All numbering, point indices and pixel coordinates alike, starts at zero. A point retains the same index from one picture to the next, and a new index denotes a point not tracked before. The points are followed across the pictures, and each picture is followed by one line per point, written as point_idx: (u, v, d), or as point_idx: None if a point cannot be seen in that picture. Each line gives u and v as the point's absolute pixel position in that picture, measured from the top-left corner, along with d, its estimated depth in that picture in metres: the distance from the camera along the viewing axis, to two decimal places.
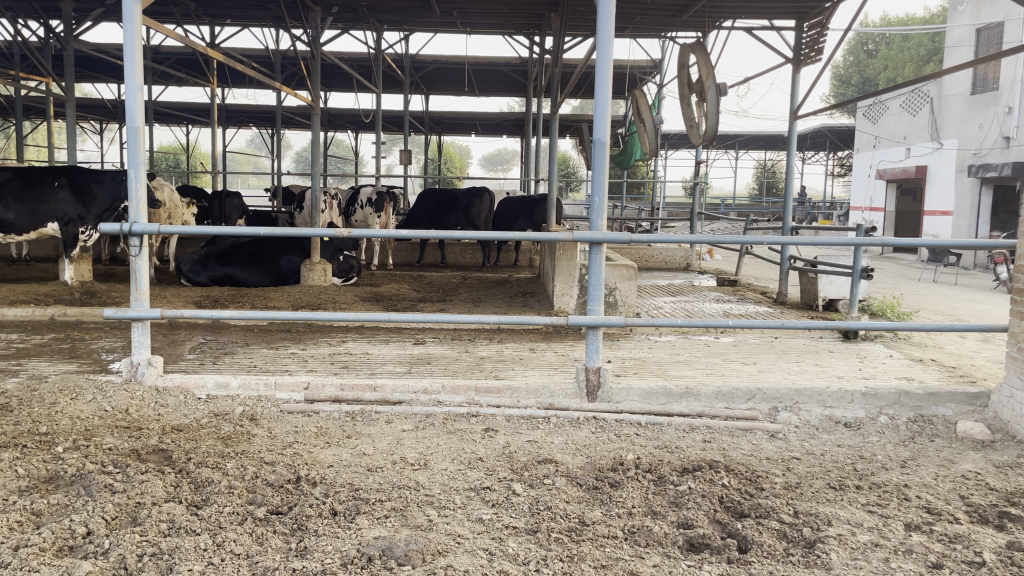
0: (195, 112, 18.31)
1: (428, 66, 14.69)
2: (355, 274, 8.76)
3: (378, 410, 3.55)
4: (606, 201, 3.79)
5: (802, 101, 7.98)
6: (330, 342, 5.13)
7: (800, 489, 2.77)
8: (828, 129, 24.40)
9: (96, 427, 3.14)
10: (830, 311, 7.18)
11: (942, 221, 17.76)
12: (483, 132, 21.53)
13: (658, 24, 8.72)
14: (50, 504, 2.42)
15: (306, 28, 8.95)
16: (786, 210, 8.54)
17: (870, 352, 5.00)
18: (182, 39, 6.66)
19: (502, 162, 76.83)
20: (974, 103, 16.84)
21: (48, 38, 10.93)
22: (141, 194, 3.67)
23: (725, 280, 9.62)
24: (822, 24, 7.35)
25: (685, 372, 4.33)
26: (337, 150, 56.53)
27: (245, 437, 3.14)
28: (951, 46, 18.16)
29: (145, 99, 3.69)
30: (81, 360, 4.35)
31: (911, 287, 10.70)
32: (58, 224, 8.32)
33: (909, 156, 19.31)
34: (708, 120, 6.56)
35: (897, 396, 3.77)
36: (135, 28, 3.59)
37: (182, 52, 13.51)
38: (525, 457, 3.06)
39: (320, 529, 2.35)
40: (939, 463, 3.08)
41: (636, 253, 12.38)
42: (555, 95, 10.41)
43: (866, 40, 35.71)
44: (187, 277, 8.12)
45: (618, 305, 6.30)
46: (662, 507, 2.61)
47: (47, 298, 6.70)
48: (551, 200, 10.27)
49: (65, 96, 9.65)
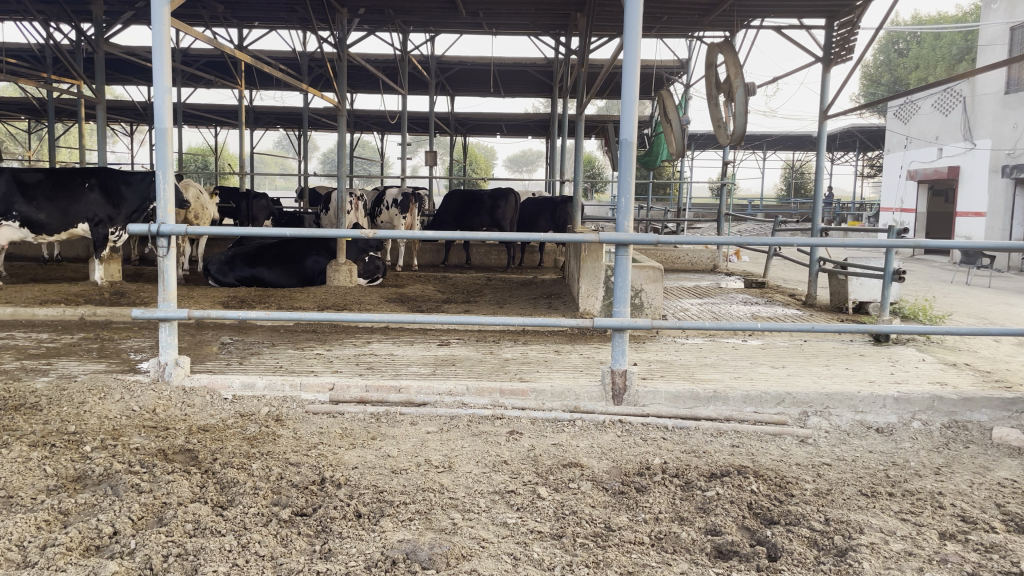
0: (223, 114, 18.55)
1: (453, 68, 14.72)
2: (380, 275, 8.85)
3: (403, 412, 3.55)
4: (633, 202, 3.75)
5: (832, 101, 7.84)
6: (355, 343, 5.16)
7: (831, 496, 2.71)
8: (858, 129, 23.99)
9: (124, 426, 3.18)
10: (860, 314, 7.03)
11: (975, 222, 17.36)
12: (508, 133, 21.56)
13: (685, 23, 8.64)
14: (78, 503, 2.45)
15: (332, 30, 9.01)
16: (816, 210, 8.39)
17: (903, 356, 4.90)
18: (211, 42, 6.74)
19: (527, 163, 76.84)
20: (1009, 102, 16.44)
21: (81, 42, 11.13)
22: (169, 196, 3.72)
23: (752, 282, 9.50)
24: (853, 23, 7.23)
25: (713, 375, 4.28)
26: (363, 151, 56.93)
27: (271, 438, 3.16)
28: (984, 45, 17.74)
29: (174, 102, 3.73)
30: (109, 359, 4.41)
31: (944, 290, 10.47)
32: (89, 225, 8.48)
33: (941, 156, 18.93)
34: (737, 120, 6.47)
35: (930, 401, 3.67)
36: (164, 31, 3.63)
37: (210, 55, 13.69)
38: (550, 460, 3.04)
39: (344, 532, 2.35)
40: (975, 471, 2.99)
41: (662, 255, 12.29)
42: (581, 96, 10.34)
43: (897, 39, 35.08)
44: (215, 278, 8.20)
45: (645, 307, 6.25)
46: (689, 513, 2.57)
47: (78, 298, 6.81)
48: (576, 201, 10.21)
49: (96, 98, 9.81)
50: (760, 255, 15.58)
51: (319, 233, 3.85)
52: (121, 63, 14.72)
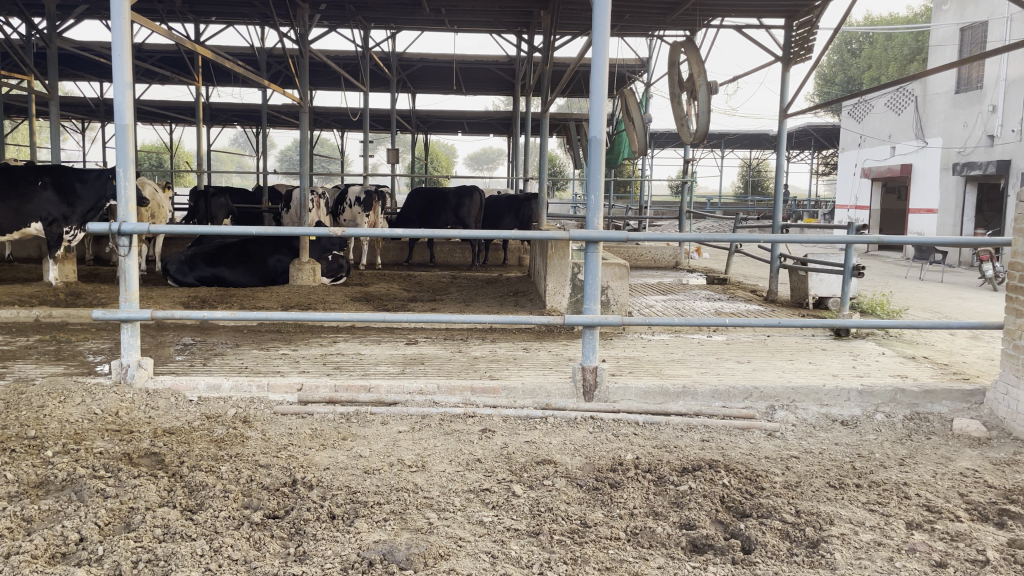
0: (178, 110, 18.07)
1: (416, 64, 14.61)
2: (344, 274, 8.70)
3: (373, 411, 3.51)
4: (603, 200, 3.76)
5: (791, 100, 8.00)
6: (322, 343, 5.08)
7: (800, 488, 2.76)
8: (813, 128, 24.55)
9: (85, 430, 3.07)
10: (821, 309, 7.21)
11: (928, 219, 17.91)
12: (471, 130, 21.48)
13: (648, 22, 8.72)
14: (42, 509, 2.35)
15: (293, 26, 8.85)
16: (776, 208, 8.54)
17: (863, 350, 5.04)
18: (169, 36, 6.56)
19: (489, 161, 76.77)
20: (959, 101, 17.01)
21: (29, 35, 10.73)
22: (131, 194, 3.60)
23: (714, 278, 9.62)
24: (812, 23, 7.39)
25: (681, 370, 4.33)
26: (322, 150, 56.22)
27: (238, 440, 3.08)
28: (935, 46, 18.33)
29: (135, 98, 3.62)
30: (67, 362, 4.26)
31: (899, 285, 10.79)
32: (41, 224, 8.18)
33: (894, 155, 19.50)
34: (700, 119, 6.54)
35: (893, 393, 3.78)
36: (124, 25, 3.51)
37: (166, 50, 13.33)
38: (524, 458, 3.03)
39: (318, 534, 2.31)
40: (937, 461, 3.08)
41: (625, 252, 12.38)
42: (545, 94, 10.30)
43: (849, 40, 35.99)
44: (173, 278, 7.99)
45: (611, 304, 6.29)
46: (664, 508, 2.59)
47: (32, 299, 6.57)
48: (541, 198, 10.17)
49: (48, 93, 9.47)
50: (721, 252, 15.85)
51: (286, 231, 3.78)
52: (70, 57, 14.23)
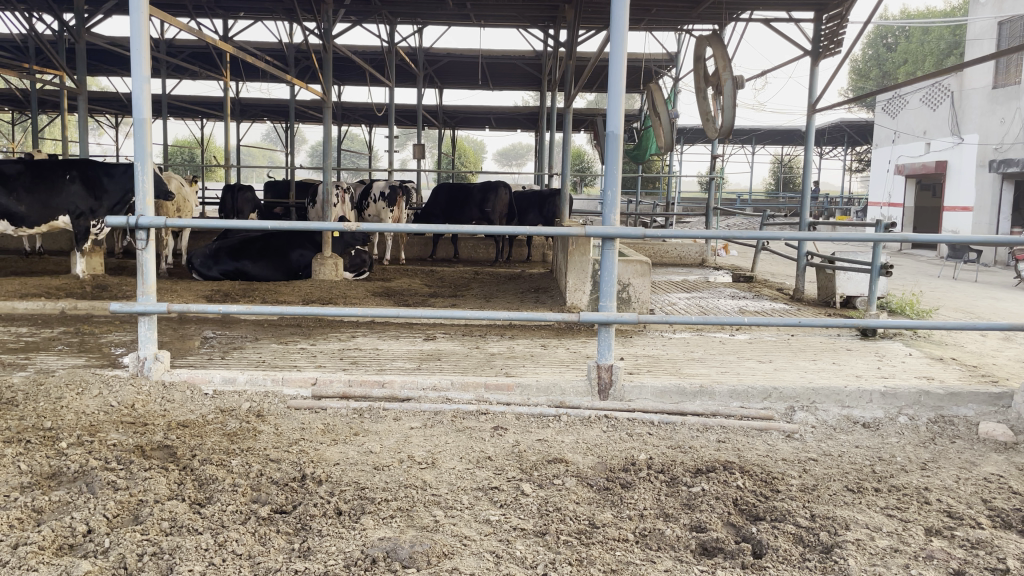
0: (209, 106, 18.32)
1: (442, 60, 14.62)
2: (367, 269, 8.79)
3: (386, 407, 3.51)
4: (620, 196, 3.71)
5: (820, 95, 7.83)
6: (340, 338, 5.10)
7: (817, 491, 2.69)
8: (845, 124, 24.06)
9: (101, 423, 3.11)
10: (848, 308, 7.06)
11: (962, 217, 17.46)
12: (498, 126, 21.46)
13: (674, 15, 8.59)
14: (52, 501, 2.39)
15: (319, 22, 8.88)
16: (804, 205, 8.35)
17: (889, 350, 4.90)
18: (195, 32, 6.61)
19: (517, 157, 76.53)
20: (996, 97, 16.53)
21: (62, 32, 10.93)
22: (148, 187, 3.63)
23: (739, 276, 9.47)
24: (842, 15, 7.21)
25: (700, 369, 4.26)
26: (351, 144, 56.58)
27: (251, 433, 3.10)
28: (972, 39, 17.84)
29: (152, 93, 3.64)
30: (89, 354, 4.33)
31: (931, 284, 10.54)
32: (70, 217, 8.35)
33: (929, 151, 19.03)
34: (725, 113, 6.43)
35: (917, 395, 3.67)
36: (142, 20, 3.53)
37: (196, 46, 13.51)
38: (535, 456, 3.00)
39: (323, 530, 2.31)
40: (960, 466, 2.98)
41: (650, 249, 12.28)
42: (569, 89, 10.18)
43: (885, 33, 35.12)
44: (198, 272, 8.11)
45: (632, 301, 6.22)
46: (675, 510, 2.54)
47: (60, 291, 6.71)
48: (564, 194, 10.08)
49: (79, 88, 9.64)
50: (748, 249, 15.62)
51: (301, 225, 3.78)
52: (103, 53, 14.47)
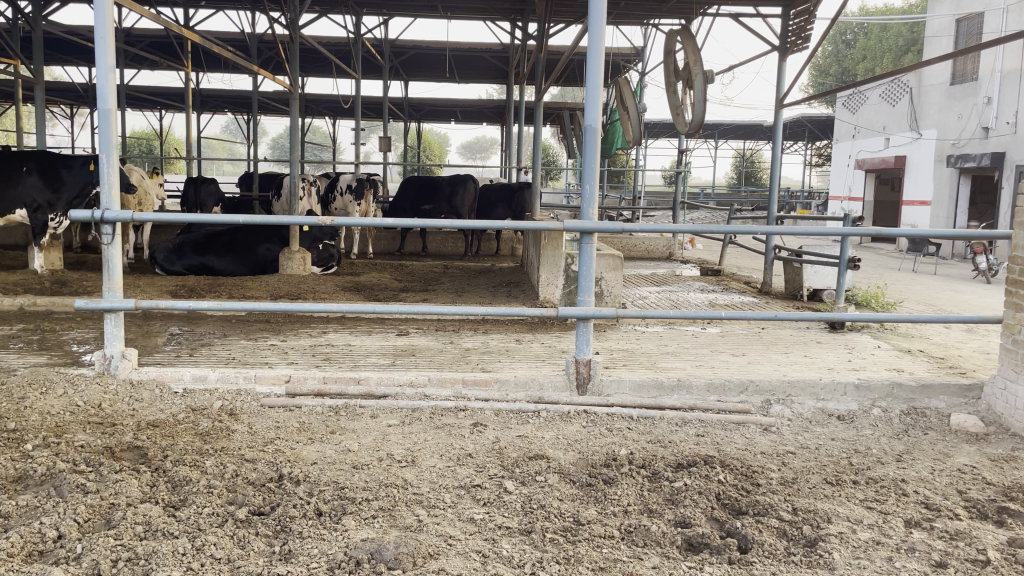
0: (169, 97, 17.84)
1: (409, 51, 14.46)
2: (335, 263, 8.64)
3: (363, 404, 3.44)
4: (598, 190, 3.69)
5: (787, 90, 7.93)
6: (312, 333, 5.00)
7: (797, 484, 2.72)
8: (807, 119, 24.48)
9: (67, 423, 2.99)
10: (815, 301, 7.17)
11: (921, 211, 17.92)
12: (465, 118, 21.31)
13: (644, 9, 8.60)
14: (19, 505, 2.28)
15: (284, 11, 8.68)
16: (771, 199, 8.44)
17: (859, 343, 4.99)
18: (159, 21, 6.39)
19: (483, 150, 76.17)
20: (954, 93, 16.97)
21: (14, 18, 10.51)
22: (114, 180, 3.49)
23: (707, 270, 9.57)
24: (809, 12, 7.30)
25: (675, 363, 4.28)
26: (313, 136, 55.68)
27: (224, 433, 3.01)
28: (931, 37, 18.28)
29: (118, 82, 3.50)
30: (51, 352, 4.16)
31: (893, 277, 10.78)
32: (26, 211, 8.05)
33: (888, 146, 19.49)
34: (696, 108, 6.46)
35: (890, 388, 3.73)
36: (107, 7, 3.38)
37: (155, 35, 13.13)
38: (516, 453, 2.98)
39: (304, 532, 2.24)
40: (935, 457, 3.04)
41: (619, 242, 12.34)
42: (540, 83, 10.11)
43: (844, 30, 35.77)
44: (161, 266, 7.90)
45: (605, 295, 6.23)
46: (658, 505, 2.54)
47: (15, 287, 6.45)
48: (535, 187, 10.02)
49: (34, 77, 9.28)
50: (714, 242, 15.82)
51: (274, 219, 3.66)
52: (57, 40, 13.95)
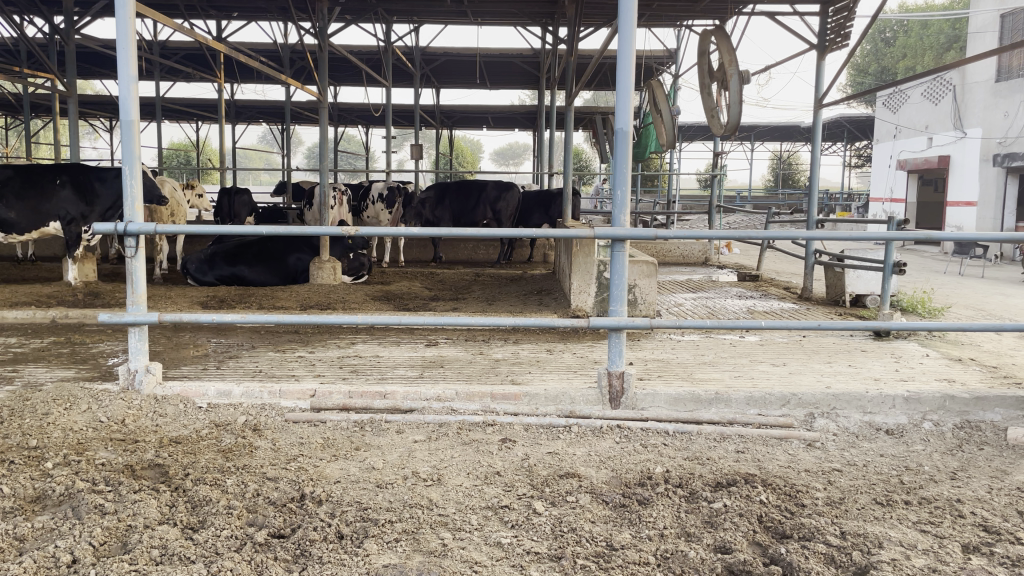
0: (203, 108, 18.13)
1: (439, 58, 14.44)
2: (365, 272, 8.64)
3: (388, 419, 3.35)
4: (629, 195, 3.54)
5: (827, 89, 7.67)
6: (340, 344, 4.95)
7: (844, 506, 2.54)
8: (846, 119, 23.87)
9: (89, 440, 2.96)
10: (857, 306, 6.92)
11: (966, 212, 17.33)
12: (496, 125, 21.30)
13: (677, 10, 8.42)
14: (35, 528, 2.23)
15: (313, 20, 8.65)
16: (812, 201, 8.11)
17: (906, 351, 4.77)
18: (191, 33, 6.40)
19: (516, 157, 76.39)
20: (999, 90, 16.42)
21: (52, 34, 10.73)
22: (137, 192, 3.46)
23: (744, 275, 9.31)
24: (849, 7, 7.05)
25: (712, 374, 4.12)
26: (347, 145, 56.54)
27: (247, 450, 2.95)
28: (974, 33, 17.64)
29: (141, 94, 3.47)
30: (80, 366, 4.16)
31: (939, 281, 10.40)
32: (60, 223, 8.21)
33: (931, 145, 18.93)
34: (731, 110, 6.26)
35: (941, 400, 3.52)
36: (130, 20, 3.36)
37: (189, 47, 13.32)
38: (545, 471, 2.85)
39: (325, 556, 2.15)
40: (991, 475, 2.84)
41: (653, 248, 12.17)
42: (570, 87, 9.87)
43: (883, 28, 34.90)
44: (193, 277, 7.97)
45: (638, 303, 6.07)
46: (696, 528, 2.39)
47: (50, 299, 6.54)
48: (566, 193, 9.75)
49: (70, 91, 9.44)
50: (751, 247, 15.49)
51: (296, 230, 3.58)
52: (96, 55, 14.25)
